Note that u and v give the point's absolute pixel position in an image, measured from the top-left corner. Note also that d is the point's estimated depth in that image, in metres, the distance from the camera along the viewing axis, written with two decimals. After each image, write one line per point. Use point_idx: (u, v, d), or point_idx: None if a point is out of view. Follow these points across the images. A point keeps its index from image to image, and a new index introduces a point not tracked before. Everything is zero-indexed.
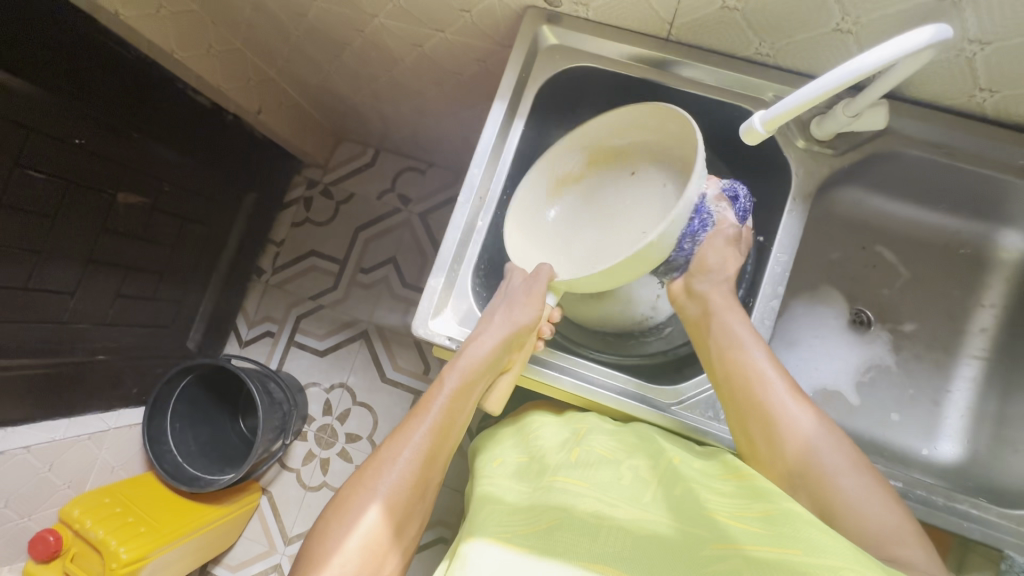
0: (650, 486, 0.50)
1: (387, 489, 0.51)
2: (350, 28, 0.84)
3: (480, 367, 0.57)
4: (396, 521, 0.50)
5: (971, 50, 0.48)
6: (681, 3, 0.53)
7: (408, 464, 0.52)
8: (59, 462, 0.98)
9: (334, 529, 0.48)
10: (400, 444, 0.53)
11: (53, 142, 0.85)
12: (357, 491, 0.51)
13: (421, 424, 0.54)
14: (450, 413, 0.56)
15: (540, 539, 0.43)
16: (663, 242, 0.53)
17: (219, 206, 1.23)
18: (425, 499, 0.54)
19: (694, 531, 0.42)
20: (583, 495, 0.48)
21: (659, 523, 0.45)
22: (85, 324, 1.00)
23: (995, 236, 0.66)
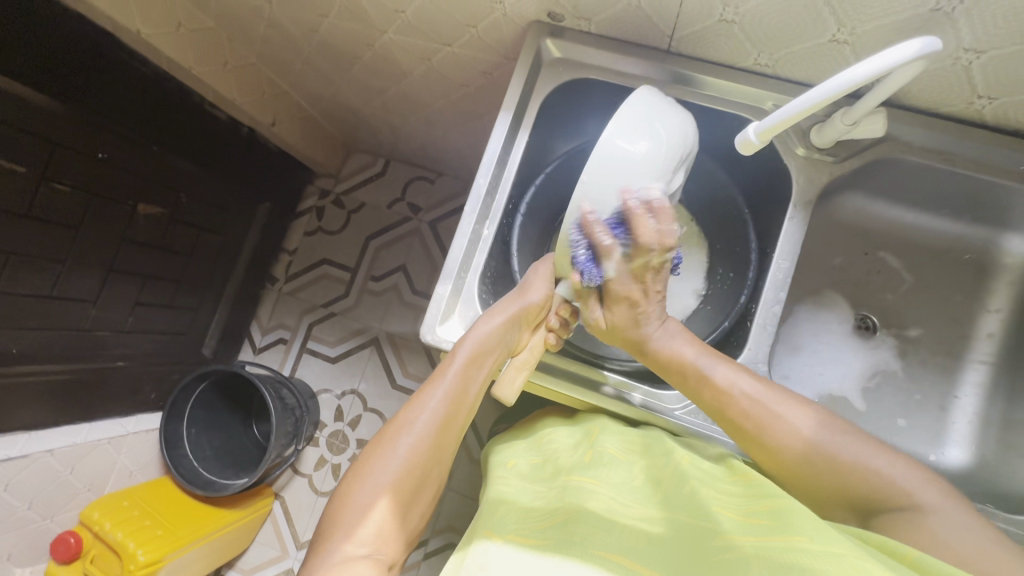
0: (657, 489, 0.51)
1: (404, 453, 0.51)
2: (360, 43, 0.86)
3: (493, 341, 0.57)
4: (410, 486, 0.51)
5: (967, 58, 0.49)
6: (680, 15, 0.54)
7: (424, 432, 0.53)
8: (80, 465, 1.00)
9: (354, 492, 0.50)
10: (416, 411, 0.54)
11: (77, 157, 0.89)
12: (375, 455, 0.52)
13: (438, 392, 0.55)
14: (465, 382, 0.56)
15: (559, 532, 0.44)
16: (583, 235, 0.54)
17: (233, 216, 1.26)
18: (441, 468, 0.55)
19: (699, 525, 0.43)
20: (597, 495, 0.49)
21: (663, 522, 0.46)
22: (105, 331, 1.04)
23: (1000, 242, 0.66)
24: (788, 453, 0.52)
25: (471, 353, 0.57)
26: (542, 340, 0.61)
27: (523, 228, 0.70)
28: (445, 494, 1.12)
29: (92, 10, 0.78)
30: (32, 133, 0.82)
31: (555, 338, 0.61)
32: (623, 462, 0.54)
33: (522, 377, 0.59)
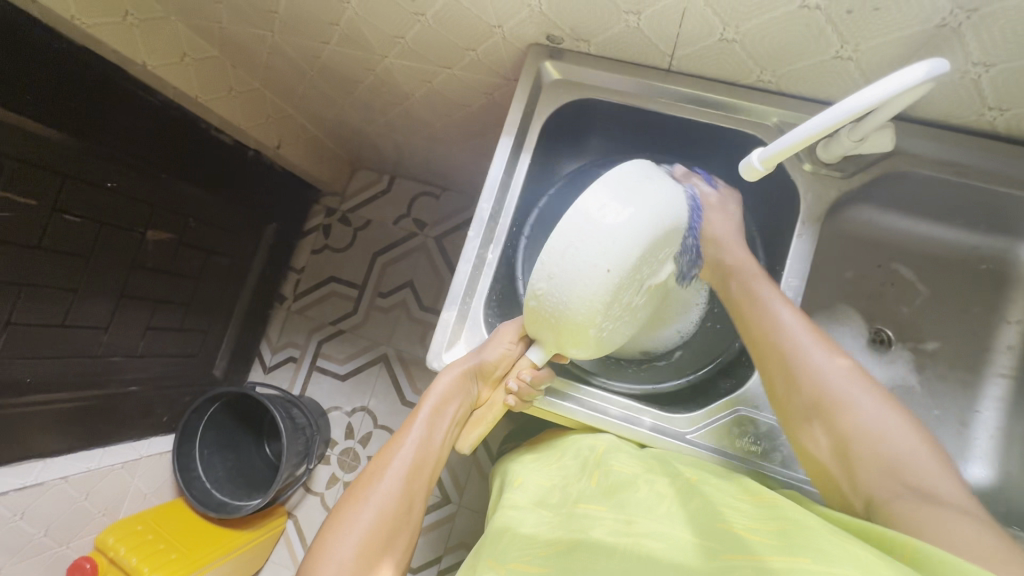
0: (666, 499, 0.49)
1: (377, 498, 0.55)
2: (361, 67, 0.87)
3: (452, 392, 0.61)
4: (388, 527, 0.54)
5: (975, 71, 0.48)
6: (680, 35, 0.54)
7: (396, 478, 0.56)
8: (94, 491, 1.01)
9: (333, 538, 0.52)
10: (388, 458, 0.58)
11: (87, 186, 0.90)
12: (351, 503, 0.55)
13: (407, 443, 0.59)
14: (429, 432, 0.60)
15: (560, 561, 0.44)
16: (576, 293, 0.48)
17: (241, 237, 1.27)
18: (415, 510, 0.57)
19: (708, 543, 0.42)
20: (601, 519, 0.48)
21: (675, 539, 0.44)
22: (117, 356, 1.05)
23: (1016, 251, 0.64)
24: (858, 441, 0.47)
25: (434, 405, 0.60)
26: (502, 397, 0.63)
27: (528, 250, 0.70)
28: (457, 512, 1.11)
29: (98, 45, 0.79)
30: (44, 166, 0.83)
31: (514, 399, 0.61)
32: (631, 475, 0.52)
33: (480, 429, 0.66)
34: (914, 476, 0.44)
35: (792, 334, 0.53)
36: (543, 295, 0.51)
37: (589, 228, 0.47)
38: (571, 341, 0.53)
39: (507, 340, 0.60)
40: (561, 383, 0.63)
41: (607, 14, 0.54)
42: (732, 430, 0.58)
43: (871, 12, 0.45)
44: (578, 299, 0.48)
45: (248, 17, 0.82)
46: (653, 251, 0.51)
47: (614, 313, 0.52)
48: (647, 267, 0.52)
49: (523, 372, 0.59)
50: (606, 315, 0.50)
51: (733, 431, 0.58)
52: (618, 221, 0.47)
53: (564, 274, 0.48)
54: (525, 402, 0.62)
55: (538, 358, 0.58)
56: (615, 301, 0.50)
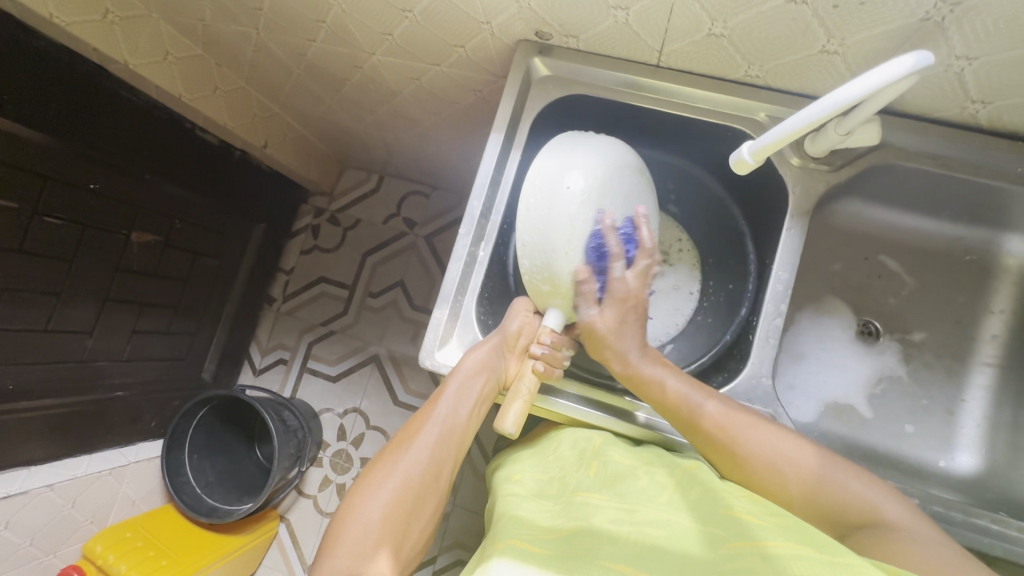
0: (667, 490, 0.50)
1: (403, 470, 0.54)
2: (349, 65, 0.86)
3: (479, 368, 0.59)
4: (411, 501, 0.53)
5: (959, 65, 0.48)
6: (669, 31, 0.54)
7: (423, 449, 0.56)
8: (82, 498, 0.99)
9: (358, 504, 0.52)
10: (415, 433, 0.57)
11: (70, 188, 0.88)
12: (378, 470, 0.55)
13: (434, 417, 0.58)
14: (457, 406, 0.59)
15: (563, 544, 0.44)
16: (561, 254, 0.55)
17: (228, 238, 1.26)
18: (440, 485, 0.57)
19: (711, 531, 0.43)
20: (601, 506, 0.48)
21: (678, 527, 0.44)
22: (102, 361, 1.03)
23: (999, 242, 0.65)
24: (795, 490, 0.50)
25: (462, 379, 0.58)
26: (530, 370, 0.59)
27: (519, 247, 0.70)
28: (452, 511, 1.10)
29: (78, 43, 0.78)
30: (25, 167, 0.81)
31: (542, 367, 0.58)
32: (630, 466, 0.52)
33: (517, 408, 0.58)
34: (853, 512, 0.47)
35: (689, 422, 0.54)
36: (534, 265, 0.57)
37: (552, 192, 0.55)
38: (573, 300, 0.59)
39: (523, 311, 0.62)
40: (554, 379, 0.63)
41: (596, 9, 0.54)
42: None
43: (856, 7, 0.45)
44: (566, 253, 0.55)
45: (232, 14, 0.81)
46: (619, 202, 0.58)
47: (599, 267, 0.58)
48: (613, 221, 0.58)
49: (545, 336, 0.59)
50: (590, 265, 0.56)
51: None
52: (577, 185, 0.55)
53: (539, 236, 0.56)
54: (553, 372, 0.59)
55: (557, 322, 0.60)
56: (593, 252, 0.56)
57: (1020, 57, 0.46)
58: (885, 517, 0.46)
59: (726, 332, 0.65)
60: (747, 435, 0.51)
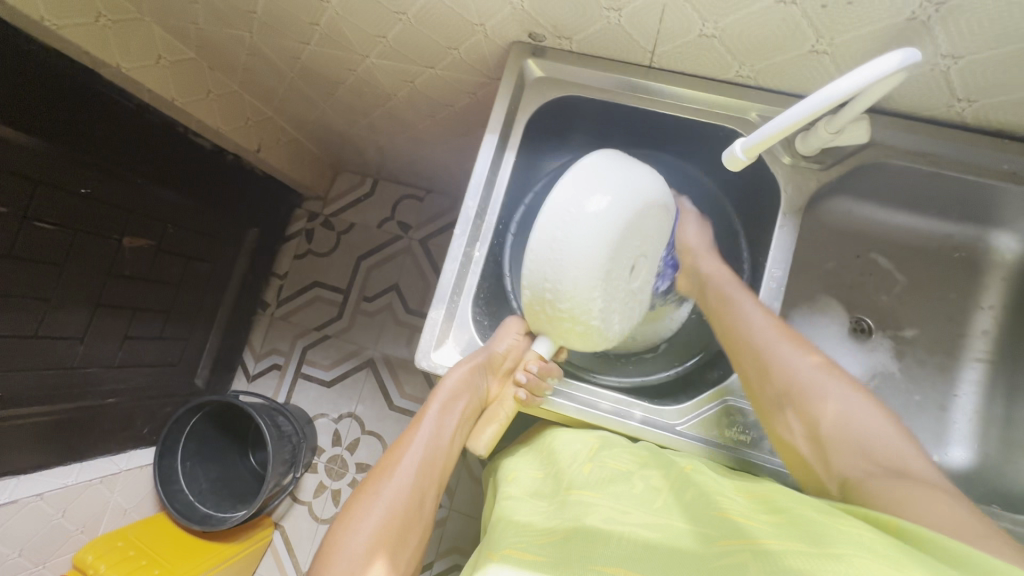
0: (662, 494, 0.49)
1: (387, 495, 0.55)
2: (342, 67, 0.86)
3: (460, 388, 0.61)
4: (397, 526, 0.53)
5: (945, 64, 0.49)
6: (661, 32, 0.55)
7: (407, 474, 0.57)
8: (72, 507, 0.98)
9: (344, 533, 0.52)
10: (398, 456, 0.58)
11: (60, 194, 0.88)
12: (363, 500, 0.55)
13: (415, 441, 0.59)
14: (440, 426, 0.60)
15: (560, 547, 0.43)
16: (578, 282, 0.51)
17: (221, 243, 1.25)
18: (426, 507, 0.57)
19: (703, 531, 0.43)
20: (595, 505, 0.48)
21: (673, 529, 0.44)
22: (94, 367, 1.02)
23: (988, 238, 0.66)
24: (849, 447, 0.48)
25: (443, 401, 0.60)
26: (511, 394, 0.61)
27: (515, 247, 0.70)
28: (449, 516, 1.10)
29: (70, 47, 0.78)
30: (16, 172, 0.80)
31: (524, 395, 0.61)
32: (625, 471, 0.53)
33: (492, 429, 0.64)
34: (885, 456, 0.46)
35: (756, 333, 0.55)
36: (540, 282, 0.53)
37: (577, 207, 0.51)
38: (572, 330, 0.56)
39: (515, 332, 0.64)
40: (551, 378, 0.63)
41: (589, 10, 0.55)
42: (720, 420, 0.59)
43: (844, 6, 0.46)
44: (571, 281, 0.51)
45: (226, 18, 0.81)
46: (635, 237, 0.54)
47: (608, 295, 0.53)
48: (630, 247, 0.54)
49: (532, 364, 0.59)
50: (597, 297, 0.52)
51: (721, 421, 0.59)
52: (599, 209, 0.51)
53: (561, 256, 0.51)
54: (535, 399, 0.61)
55: (545, 349, 0.61)
56: (606, 282, 0.52)
57: (1004, 55, 0.47)
58: (917, 472, 0.45)
59: None
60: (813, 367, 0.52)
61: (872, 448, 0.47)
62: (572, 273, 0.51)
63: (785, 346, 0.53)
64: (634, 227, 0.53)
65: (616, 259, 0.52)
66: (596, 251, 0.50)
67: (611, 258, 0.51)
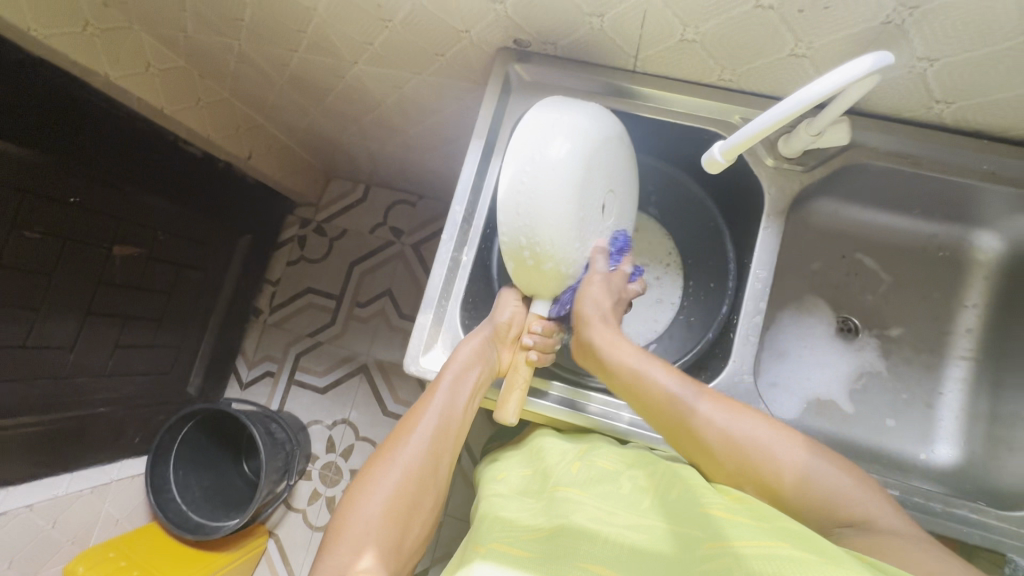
0: (648, 495, 0.50)
1: (402, 463, 0.53)
2: (331, 75, 0.87)
3: (473, 358, 0.58)
4: (411, 495, 0.52)
5: (921, 66, 0.50)
6: (643, 37, 0.55)
7: (420, 443, 0.55)
8: (62, 519, 0.97)
9: (357, 499, 0.52)
10: (413, 423, 0.56)
11: (50, 203, 0.88)
12: (375, 467, 0.54)
13: (430, 407, 0.56)
14: (455, 395, 0.57)
15: (547, 546, 0.44)
16: (553, 229, 0.52)
17: (213, 251, 1.25)
18: (440, 476, 0.56)
19: (686, 533, 0.43)
20: (583, 503, 0.48)
21: (653, 530, 0.45)
22: (84, 377, 1.01)
23: (971, 237, 0.67)
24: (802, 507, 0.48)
25: (457, 371, 0.58)
26: (523, 358, 0.61)
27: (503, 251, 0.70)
28: (443, 521, 1.09)
29: (57, 56, 0.78)
30: (5, 181, 0.80)
31: (535, 356, 0.61)
32: (614, 470, 0.53)
33: (513, 396, 0.60)
34: (836, 509, 0.47)
35: (676, 401, 0.53)
36: (519, 239, 0.53)
37: (541, 155, 0.51)
38: (551, 279, 0.57)
39: (512, 301, 0.63)
40: (539, 382, 0.63)
41: (571, 16, 0.55)
42: None
43: (821, 11, 0.47)
44: (557, 225, 0.52)
45: (214, 26, 0.82)
46: (599, 172, 0.57)
47: (581, 232, 0.55)
48: (594, 185, 0.56)
49: (535, 324, 0.61)
50: (576, 234, 0.54)
51: None
52: (562, 154, 0.52)
53: (531, 213, 0.51)
54: (546, 357, 0.62)
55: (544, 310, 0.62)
56: (581, 218, 0.54)
57: (979, 57, 0.47)
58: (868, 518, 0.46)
59: (708, 330, 0.66)
60: (744, 423, 0.51)
61: (823, 506, 0.47)
62: (544, 222, 0.52)
63: (704, 411, 0.52)
64: (595, 161, 0.55)
65: (586, 195, 0.54)
66: (568, 188, 0.52)
67: (581, 193, 0.53)
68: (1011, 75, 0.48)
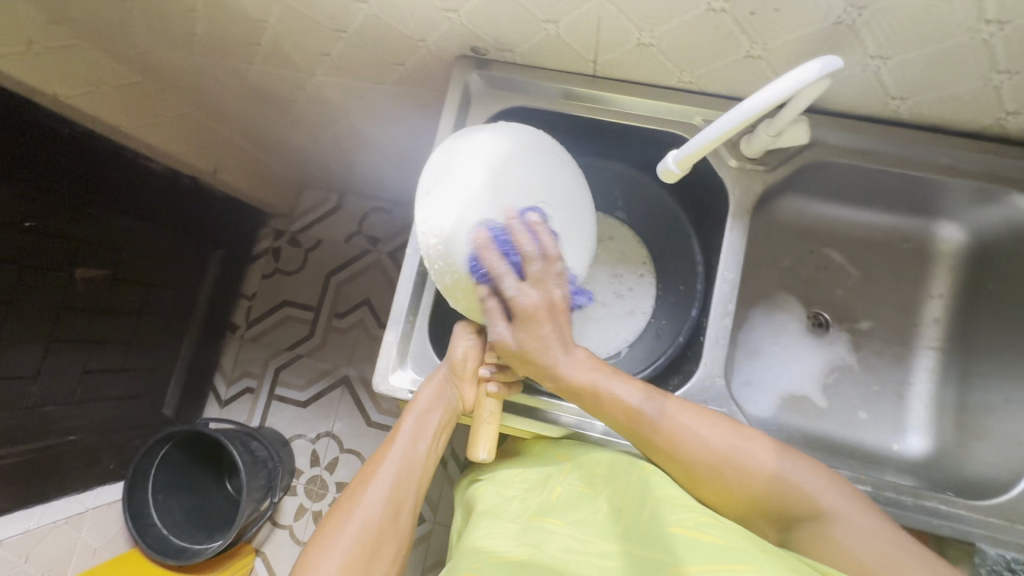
0: (622, 511, 0.50)
1: (361, 515, 0.53)
2: (292, 86, 0.85)
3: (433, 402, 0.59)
4: (371, 546, 0.51)
5: (874, 64, 0.50)
6: (599, 42, 0.55)
7: (379, 492, 0.54)
8: (36, 552, 0.94)
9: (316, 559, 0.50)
10: (372, 471, 0.56)
11: (3, 228, 0.84)
12: (334, 522, 0.53)
13: (389, 455, 0.57)
14: (415, 442, 0.58)
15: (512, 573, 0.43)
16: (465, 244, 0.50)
17: (183, 268, 1.22)
18: (402, 525, 0.55)
19: (653, 556, 0.42)
20: (557, 535, 0.48)
21: (625, 556, 0.44)
22: (51, 406, 0.98)
23: (934, 229, 0.68)
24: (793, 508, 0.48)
25: (417, 415, 0.58)
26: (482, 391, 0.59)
27: None
28: (431, 530, 1.08)
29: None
30: None
31: (496, 386, 0.58)
32: (589, 493, 0.53)
33: (479, 426, 0.57)
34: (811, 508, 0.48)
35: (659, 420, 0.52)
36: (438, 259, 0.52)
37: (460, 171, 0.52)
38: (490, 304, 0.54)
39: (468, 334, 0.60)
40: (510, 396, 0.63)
41: (527, 24, 0.55)
42: None
43: (772, 13, 0.46)
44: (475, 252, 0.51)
45: (167, 41, 0.79)
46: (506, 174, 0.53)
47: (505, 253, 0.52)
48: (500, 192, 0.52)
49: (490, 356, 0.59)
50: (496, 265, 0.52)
51: None
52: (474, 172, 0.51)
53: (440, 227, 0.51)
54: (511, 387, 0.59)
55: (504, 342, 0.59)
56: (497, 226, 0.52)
57: (930, 54, 0.47)
58: (829, 507, 0.48)
59: (680, 333, 0.65)
60: (708, 430, 0.51)
61: (789, 505, 0.49)
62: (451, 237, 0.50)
63: (688, 428, 0.51)
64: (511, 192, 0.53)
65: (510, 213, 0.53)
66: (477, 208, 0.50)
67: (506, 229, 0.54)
68: (962, 71, 0.49)
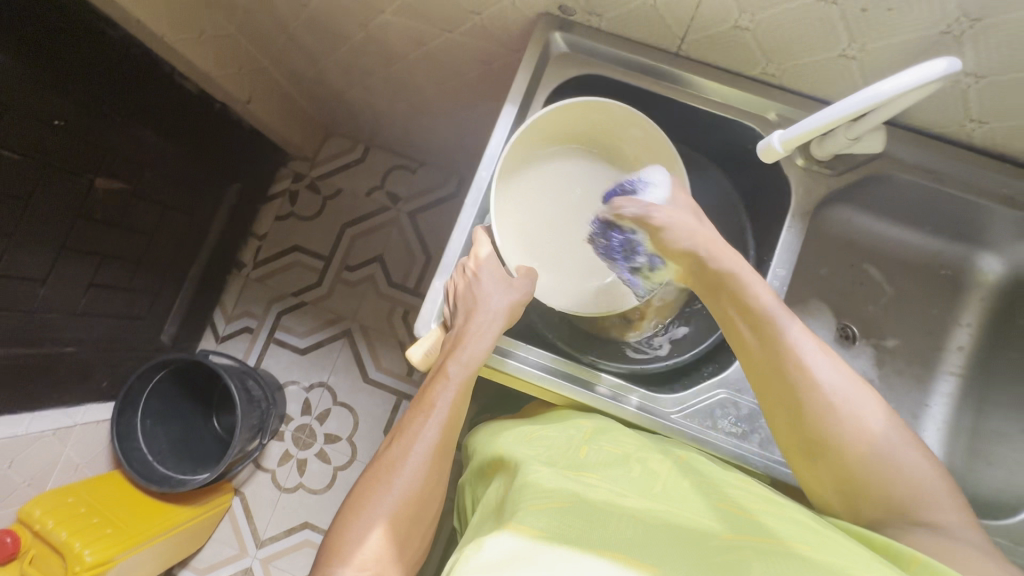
0: (659, 478, 0.50)
1: (403, 485, 0.52)
2: (352, 22, 0.82)
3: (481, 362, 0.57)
4: (409, 518, 0.52)
5: (966, 82, 0.51)
6: (694, 20, 0.54)
7: (419, 465, 0.53)
8: (20, 458, 0.93)
9: (354, 524, 0.50)
10: (411, 438, 0.54)
11: (31, 121, 0.81)
12: (370, 486, 0.53)
13: (431, 419, 0.55)
14: (458, 403, 0.56)
15: (563, 519, 0.41)
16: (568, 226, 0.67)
17: (200, 196, 1.19)
18: (440, 490, 0.56)
19: (705, 526, 0.43)
20: (593, 485, 0.48)
21: (675, 514, 0.45)
22: (54, 313, 0.95)
23: (974, 259, 0.69)
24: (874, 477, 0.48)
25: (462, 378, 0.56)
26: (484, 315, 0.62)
27: None
28: None
29: None
30: None
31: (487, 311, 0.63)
32: (621, 455, 0.53)
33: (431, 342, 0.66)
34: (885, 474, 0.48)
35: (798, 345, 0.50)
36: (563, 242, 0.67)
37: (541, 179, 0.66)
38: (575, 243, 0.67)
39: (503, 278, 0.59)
40: (552, 359, 0.62)
41: None
42: (712, 413, 0.60)
43: (883, 12, 0.47)
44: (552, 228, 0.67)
45: None
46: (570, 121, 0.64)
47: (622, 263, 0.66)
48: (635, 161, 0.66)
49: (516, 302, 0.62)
50: None
51: (714, 413, 0.60)
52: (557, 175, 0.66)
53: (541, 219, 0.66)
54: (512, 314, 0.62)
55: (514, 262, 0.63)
56: None
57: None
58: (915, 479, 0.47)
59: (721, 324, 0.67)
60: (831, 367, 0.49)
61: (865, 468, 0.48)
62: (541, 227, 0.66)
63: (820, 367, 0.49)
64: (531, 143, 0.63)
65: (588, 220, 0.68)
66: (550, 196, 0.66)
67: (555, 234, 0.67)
68: None
